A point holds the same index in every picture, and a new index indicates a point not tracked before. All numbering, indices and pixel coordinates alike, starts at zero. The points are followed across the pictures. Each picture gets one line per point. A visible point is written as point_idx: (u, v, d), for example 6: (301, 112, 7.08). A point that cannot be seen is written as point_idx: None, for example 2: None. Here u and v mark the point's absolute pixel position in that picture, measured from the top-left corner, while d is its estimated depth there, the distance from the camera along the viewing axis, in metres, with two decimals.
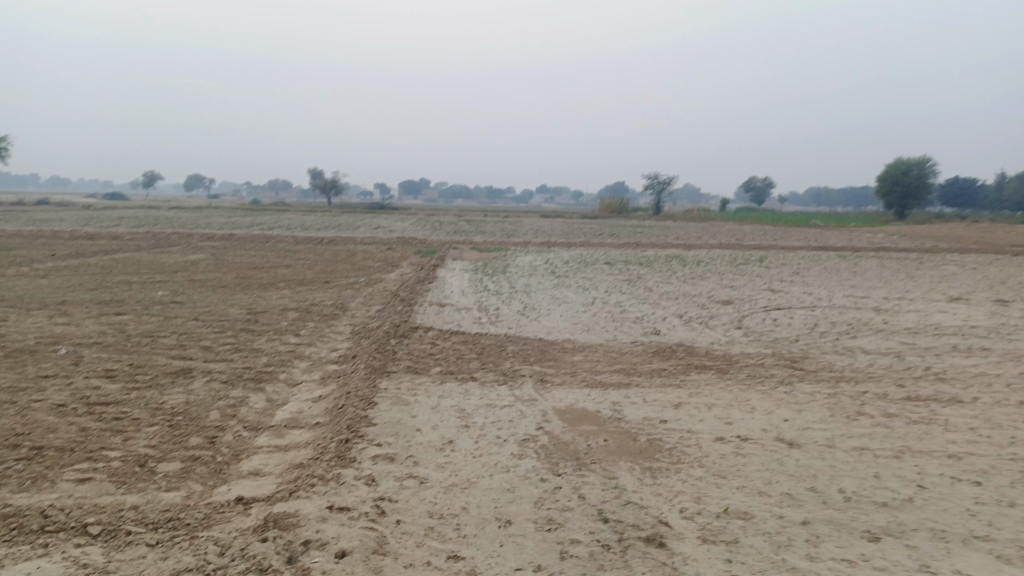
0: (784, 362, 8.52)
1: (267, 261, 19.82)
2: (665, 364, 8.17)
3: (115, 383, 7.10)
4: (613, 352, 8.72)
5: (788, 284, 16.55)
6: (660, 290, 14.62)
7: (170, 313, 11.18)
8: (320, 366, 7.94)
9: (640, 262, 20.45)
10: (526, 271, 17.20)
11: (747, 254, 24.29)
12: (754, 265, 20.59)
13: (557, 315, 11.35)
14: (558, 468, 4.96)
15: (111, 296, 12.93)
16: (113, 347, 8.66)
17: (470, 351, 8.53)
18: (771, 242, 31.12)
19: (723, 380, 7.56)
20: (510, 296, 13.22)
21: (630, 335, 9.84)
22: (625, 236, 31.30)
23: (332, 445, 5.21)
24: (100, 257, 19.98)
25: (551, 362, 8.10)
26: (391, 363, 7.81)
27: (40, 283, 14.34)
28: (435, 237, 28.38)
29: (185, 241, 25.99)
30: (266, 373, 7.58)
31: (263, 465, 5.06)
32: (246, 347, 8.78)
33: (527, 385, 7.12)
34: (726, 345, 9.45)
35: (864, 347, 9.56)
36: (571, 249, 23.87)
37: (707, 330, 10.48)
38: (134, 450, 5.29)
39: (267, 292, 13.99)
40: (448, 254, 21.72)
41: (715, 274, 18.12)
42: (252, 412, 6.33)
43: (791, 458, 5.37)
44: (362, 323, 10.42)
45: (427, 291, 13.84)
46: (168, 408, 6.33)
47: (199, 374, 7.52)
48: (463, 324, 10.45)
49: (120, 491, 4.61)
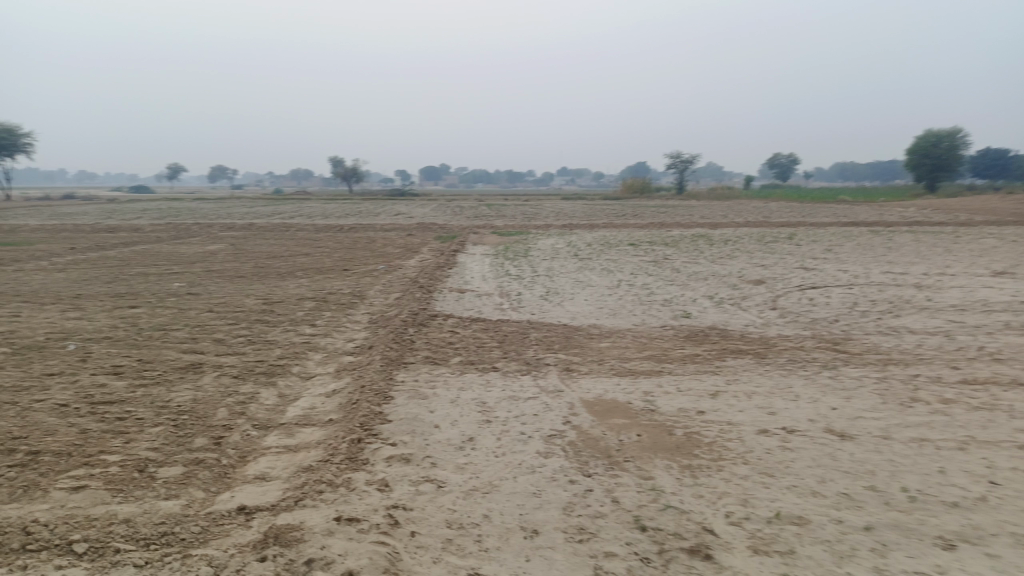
0: (825, 345, 8.00)
1: (286, 250, 19.55)
2: (699, 349, 7.70)
3: (121, 380, 6.79)
4: (643, 337, 8.26)
5: (821, 261, 15.91)
6: (688, 271, 14.09)
7: (185, 305, 10.91)
8: (335, 358, 7.58)
9: (666, 242, 19.86)
10: (549, 254, 16.75)
11: (776, 232, 23.54)
12: (785, 243, 19.91)
13: (582, 299, 10.90)
14: (588, 467, 4.54)
15: (127, 288, 12.70)
16: (123, 341, 8.38)
17: (491, 339, 8.11)
18: (799, 219, 30.30)
19: (762, 365, 7.08)
20: (533, 280, 12.78)
21: (660, 318, 9.37)
22: (649, 216, 30.68)
23: (344, 444, 4.84)
24: (120, 249, 19.87)
25: (576, 349, 7.67)
26: (409, 354, 7.43)
27: (57, 277, 14.17)
28: (455, 221, 28.00)
29: (205, 231, 25.87)
30: (278, 367, 7.24)
31: (270, 469, 4.70)
32: (260, 339, 8.45)
33: (553, 375, 6.70)
34: (761, 327, 8.93)
35: (909, 327, 9.00)
36: (594, 231, 23.31)
37: (741, 311, 9.98)
38: (135, 454, 4.96)
39: (284, 280, 13.71)
40: (468, 238, 21.34)
41: (745, 253, 17.50)
42: (262, 409, 5.98)
43: (844, 452, 4.90)
44: (380, 311, 10.06)
45: (447, 277, 13.44)
46: (174, 406, 6.00)
47: (209, 369, 7.19)
48: (485, 310, 10.05)
49: (115, 501, 4.27)
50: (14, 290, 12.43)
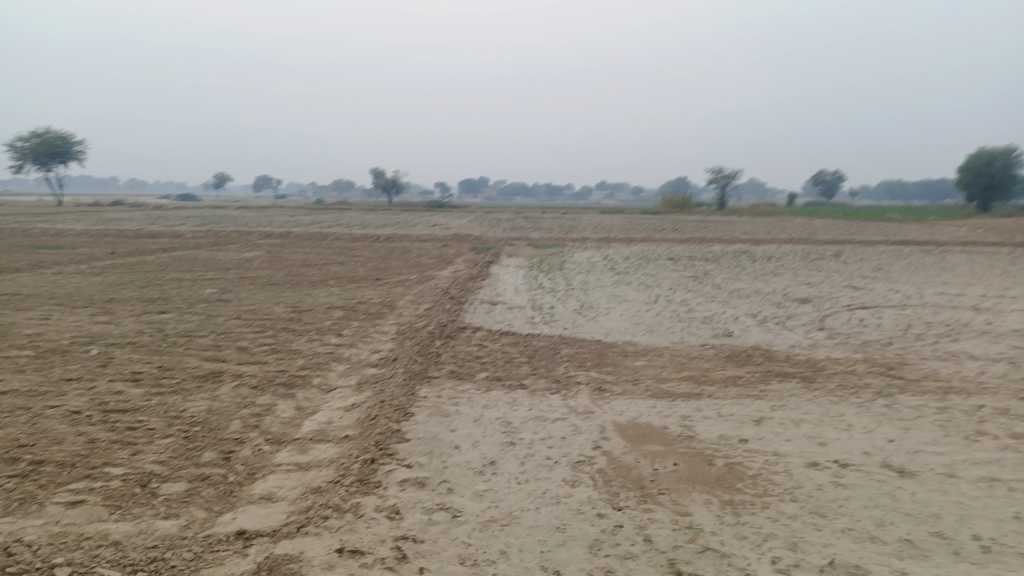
0: (878, 370, 7.46)
1: (321, 258, 19.50)
2: (741, 371, 7.24)
3: (138, 388, 6.59)
4: (680, 356, 7.82)
5: (869, 281, 15.23)
6: (729, 288, 13.57)
7: (213, 311, 10.80)
8: (358, 369, 7.30)
9: (706, 258, 19.29)
10: (584, 268, 16.38)
11: (821, 249, 22.75)
12: (831, 261, 19.19)
13: (618, 314, 10.48)
14: (619, 500, 4.15)
15: (159, 293, 12.68)
16: (147, 347, 8.23)
17: (520, 354, 7.75)
18: (846, 236, 29.35)
19: (810, 390, 6.58)
20: (567, 294, 12.41)
21: (699, 337, 8.91)
22: (689, 232, 29.99)
23: (356, 465, 4.52)
24: (158, 254, 20.06)
25: (610, 367, 7.28)
26: (434, 368, 7.12)
27: (93, 281, 14.25)
28: (492, 233, 27.82)
29: (244, 239, 26.08)
30: (299, 378, 6.98)
31: (277, 488, 4.41)
32: (283, 348, 8.23)
33: (583, 394, 6.31)
34: (808, 349, 8.41)
35: (969, 352, 8.39)
36: (632, 245, 22.85)
37: (785, 331, 9.46)
38: (140, 466, 4.72)
39: (316, 289, 13.57)
40: (504, 250, 21.12)
41: (788, 270, 16.87)
42: (277, 422, 5.70)
43: (905, 491, 4.42)
44: (408, 322, 9.78)
45: (479, 288, 13.15)
46: (187, 417, 5.77)
47: (228, 378, 6.96)
48: (515, 323, 9.70)
49: (111, 518, 4.02)
50: (49, 293, 12.49)
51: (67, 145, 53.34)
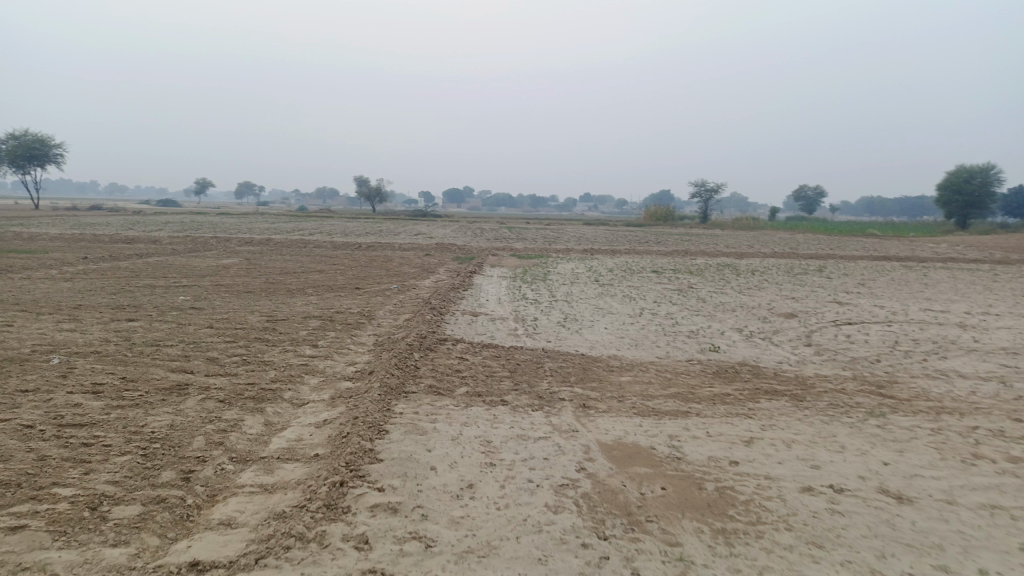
0: (868, 388, 7.28)
1: (300, 266, 19.12)
2: (729, 388, 7.02)
3: (98, 400, 6.24)
4: (667, 372, 7.59)
5: (854, 296, 15.12)
6: (714, 301, 13.39)
7: (185, 319, 10.42)
8: (332, 383, 7.00)
9: (691, 270, 19.14)
10: (568, 279, 16.14)
11: (805, 264, 22.70)
12: (815, 276, 19.11)
13: (602, 327, 10.24)
14: (604, 528, 3.89)
15: (130, 300, 12.26)
16: (111, 357, 7.87)
17: (502, 368, 7.48)
18: (828, 251, 29.41)
19: (801, 409, 6.37)
20: (550, 305, 12.16)
21: (685, 352, 8.69)
22: (673, 244, 29.88)
23: (324, 488, 4.23)
24: (133, 260, 19.60)
25: (594, 382, 7.03)
26: (411, 382, 6.83)
27: (61, 286, 13.79)
28: (475, 243, 27.51)
29: (222, 245, 25.61)
30: (269, 392, 6.65)
31: (238, 513, 4.10)
32: (255, 359, 7.89)
33: (567, 412, 6.04)
34: (796, 365, 8.21)
35: (958, 370, 8.24)
36: (616, 257, 22.67)
37: (773, 347, 9.28)
38: (92, 487, 4.39)
39: (293, 297, 13.22)
40: (486, 260, 20.84)
41: (773, 284, 16.73)
42: (242, 440, 5.38)
43: (904, 519, 4.20)
44: (387, 333, 9.48)
45: (461, 299, 12.87)
46: (147, 432, 5.43)
47: (194, 391, 6.61)
48: (497, 335, 9.43)
49: (54, 546, 3.69)
50: (14, 298, 12.04)
51: (45, 148, 52.44)
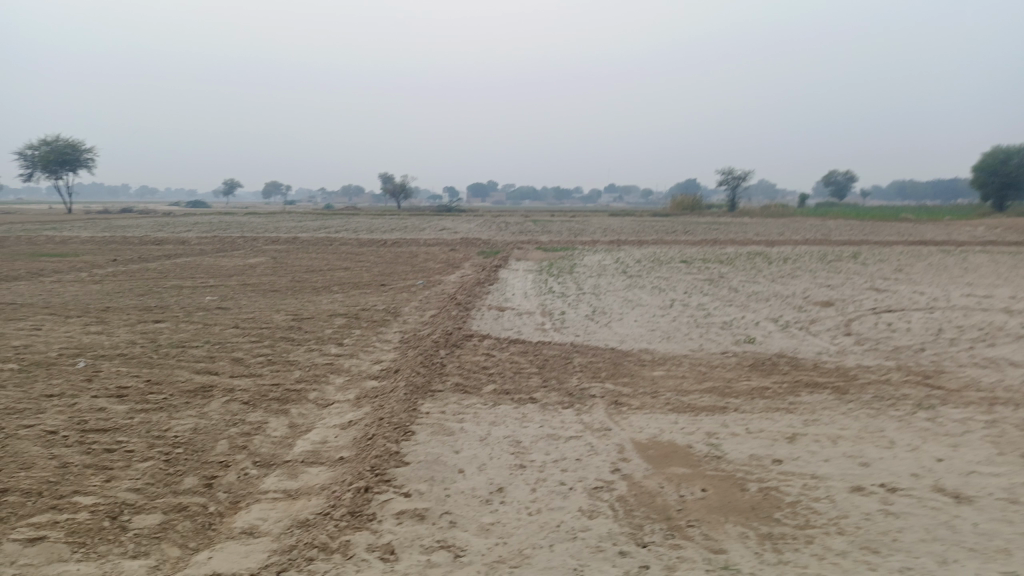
0: (915, 379, 6.95)
1: (326, 264, 19.09)
2: (768, 381, 6.75)
3: (122, 404, 6.17)
4: (701, 365, 7.33)
5: (892, 283, 14.67)
6: (747, 291, 13.05)
7: (211, 320, 10.37)
8: (357, 382, 6.86)
9: (721, 260, 18.75)
10: (595, 271, 15.89)
11: (838, 251, 22.14)
12: (849, 263, 18.61)
13: (632, 320, 9.99)
14: (643, 534, 3.68)
15: (158, 302, 12.28)
16: (137, 359, 7.81)
17: (530, 365, 7.28)
18: (862, 237, 28.71)
19: (844, 403, 6.08)
20: (578, 298, 11.94)
21: (720, 344, 8.41)
22: (701, 234, 29.41)
23: (348, 494, 4.07)
24: (161, 261, 19.74)
25: (626, 378, 6.80)
26: (437, 380, 6.67)
27: (91, 289, 13.88)
28: (500, 237, 27.37)
29: (250, 244, 25.74)
30: (293, 392, 6.52)
31: (261, 521, 3.96)
32: (279, 360, 7.79)
33: (599, 409, 5.83)
34: (836, 356, 7.90)
35: (1009, 358, 7.86)
36: (644, 248, 22.33)
37: (810, 337, 8.96)
38: (113, 495, 4.29)
39: (319, 295, 13.16)
40: (512, 253, 20.65)
41: (806, 272, 16.30)
42: (267, 443, 5.26)
43: (965, 520, 3.93)
44: (412, 330, 9.33)
45: (486, 294, 12.70)
46: (170, 437, 5.33)
47: (219, 393, 6.52)
48: (525, 330, 9.24)
49: (73, 558, 3.58)
50: (45, 302, 12.11)
51: (77, 153, 53.30)
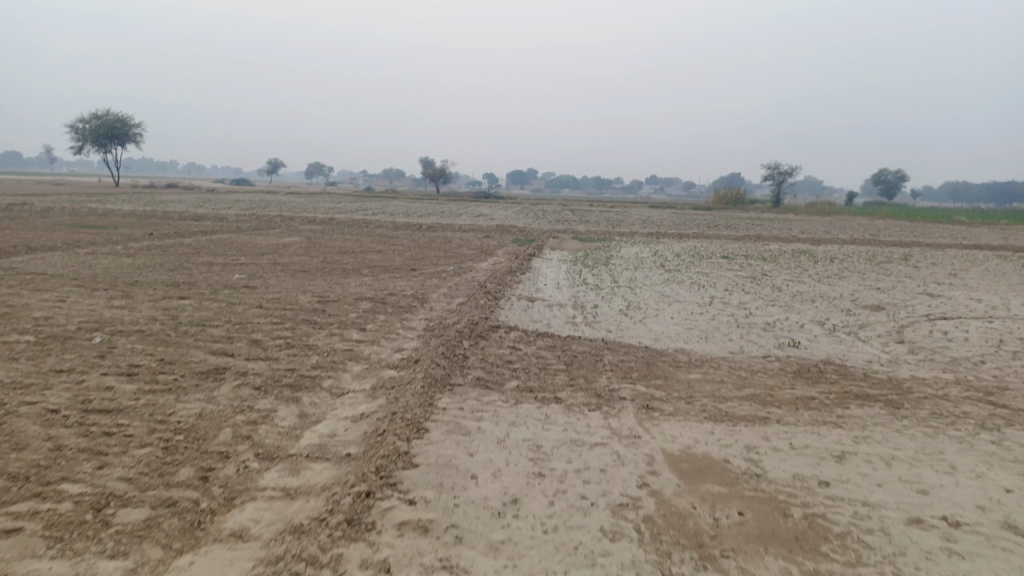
0: (977, 395, 6.37)
1: (359, 246, 18.89)
2: (813, 391, 6.25)
3: (131, 384, 5.93)
4: (741, 369, 6.85)
5: (947, 288, 13.90)
6: (791, 291, 12.44)
7: (235, 298, 10.17)
8: (375, 371, 6.54)
9: (763, 257, 18.06)
10: (632, 264, 15.40)
11: (888, 252, 21.20)
12: (900, 265, 17.75)
13: (667, 317, 9.51)
14: (670, 563, 3.28)
15: (186, 278, 12.16)
16: (154, 337, 7.60)
17: (557, 361, 6.88)
18: (913, 239, 27.61)
19: (898, 420, 5.56)
20: (612, 291, 11.47)
21: (761, 347, 7.90)
22: (744, 229, 28.62)
23: (348, 498, 3.73)
24: (197, 237, 19.77)
25: (659, 380, 6.36)
26: (458, 373, 6.31)
27: (123, 263, 13.83)
28: (536, 225, 26.95)
29: (286, 224, 25.71)
30: (307, 379, 6.22)
31: (254, 522, 3.65)
32: (298, 343, 7.51)
33: (628, 414, 5.40)
34: (889, 366, 7.34)
35: None
36: (683, 241, 21.70)
37: (859, 343, 8.39)
38: (102, 486, 4.02)
39: (348, 277, 12.93)
40: (547, 243, 20.21)
41: (855, 273, 15.57)
42: (272, 433, 4.96)
43: None
44: (438, 318, 8.99)
45: (518, 283, 12.32)
46: (173, 422, 5.06)
47: (231, 376, 6.25)
48: (555, 323, 8.84)
49: (46, 555, 3.30)
50: (74, 274, 12.07)
51: (125, 128, 54.06)
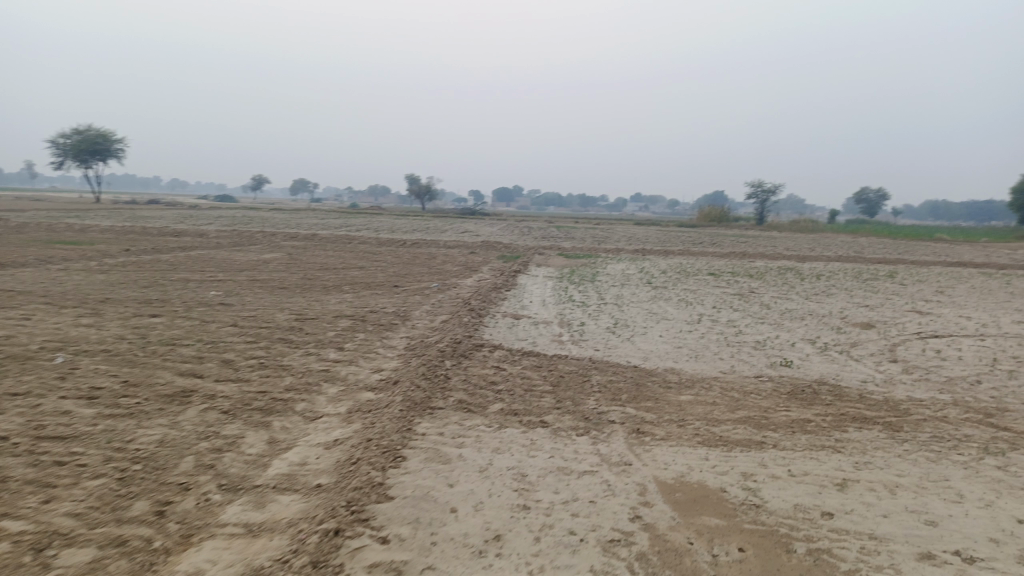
0: (977, 417, 6.16)
1: (341, 262, 18.57)
2: (810, 413, 6.01)
3: (90, 408, 5.57)
4: (733, 390, 6.60)
5: (935, 305, 13.79)
6: (780, 308, 12.26)
7: (209, 316, 9.81)
8: (352, 393, 6.22)
9: (750, 274, 17.94)
10: (618, 280, 15.19)
11: (874, 269, 21.19)
12: (887, 282, 17.67)
13: (656, 335, 9.26)
14: None
15: (160, 295, 11.77)
16: (120, 357, 7.24)
17: (543, 382, 6.60)
18: (897, 256, 27.68)
19: (899, 444, 5.32)
20: (599, 309, 11.23)
21: (753, 367, 7.67)
22: (729, 246, 28.58)
23: (315, 537, 3.43)
24: (175, 253, 19.35)
25: (650, 401, 6.09)
26: (439, 395, 6.00)
27: (95, 279, 13.41)
28: (522, 241, 26.74)
29: (268, 240, 25.32)
30: (279, 403, 5.90)
31: (212, 563, 3.34)
32: (272, 363, 7.18)
33: (617, 439, 5.12)
34: (884, 387, 7.13)
35: None
36: (670, 258, 21.56)
37: (852, 363, 8.19)
38: (47, 522, 3.68)
39: (328, 294, 12.60)
40: (533, 259, 19.98)
41: (842, 290, 15.44)
42: (239, 462, 4.63)
43: None
44: (420, 336, 8.70)
45: (503, 300, 12.04)
46: (131, 450, 4.72)
47: (198, 399, 5.91)
48: (540, 342, 8.57)
49: None
50: (43, 290, 11.64)
51: (107, 144, 53.46)
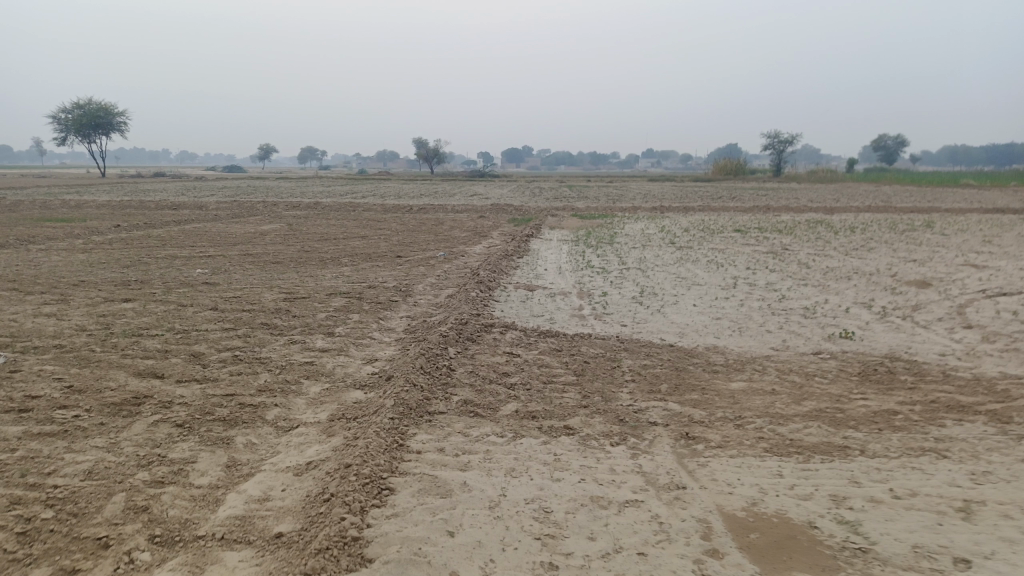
0: None
1: (342, 231, 17.47)
2: (893, 403, 4.90)
3: (14, 427, 4.55)
4: (794, 374, 5.50)
5: (989, 257, 12.56)
6: (821, 267, 11.08)
7: (188, 299, 8.78)
8: (337, 393, 5.19)
9: (779, 229, 16.70)
10: (638, 242, 14.01)
11: (909, 219, 19.89)
12: (927, 234, 16.37)
13: (689, 305, 8.13)
14: None
15: (139, 275, 10.73)
16: (73, 355, 6.23)
17: (566, 371, 5.53)
18: (929, 203, 26.28)
19: (1018, 444, 4.22)
20: (621, 275, 10.09)
21: (810, 340, 6.56)
22: (751, 199, 27.26)
23: None
24: (168, 227, 18.32)
25: (696, 393, 5.01)
26: (439, 396, 4.95)
27: (75, 259, 12.40)
28: (533, 203, 25.60)
29: (269, 210, 24.25)
30: (248, 410, 4.87)
31: None
32: (247, 357, 6.14)
33: (663, 450, 4.06)
34: (970, 361, 6.00)
35: None
36: (691, 215, 20.32)
37: (921, 331, 7.06)
38: None
39: (324, 268, 11.54)
40: (545, 221, 18.84)
41: (883, 244, 14.20)
42: (184, 499, 3.62)
43: None
44: (421, 315, 7.65)
45: (514, 269, 10.96)
46: (46, 487, 3.71)
47: (149, 409, 4.89)
48: (558, 317, 7.50)
49: None
50: (13, 274, 10.65)
51: (109, 118, 52.37)
